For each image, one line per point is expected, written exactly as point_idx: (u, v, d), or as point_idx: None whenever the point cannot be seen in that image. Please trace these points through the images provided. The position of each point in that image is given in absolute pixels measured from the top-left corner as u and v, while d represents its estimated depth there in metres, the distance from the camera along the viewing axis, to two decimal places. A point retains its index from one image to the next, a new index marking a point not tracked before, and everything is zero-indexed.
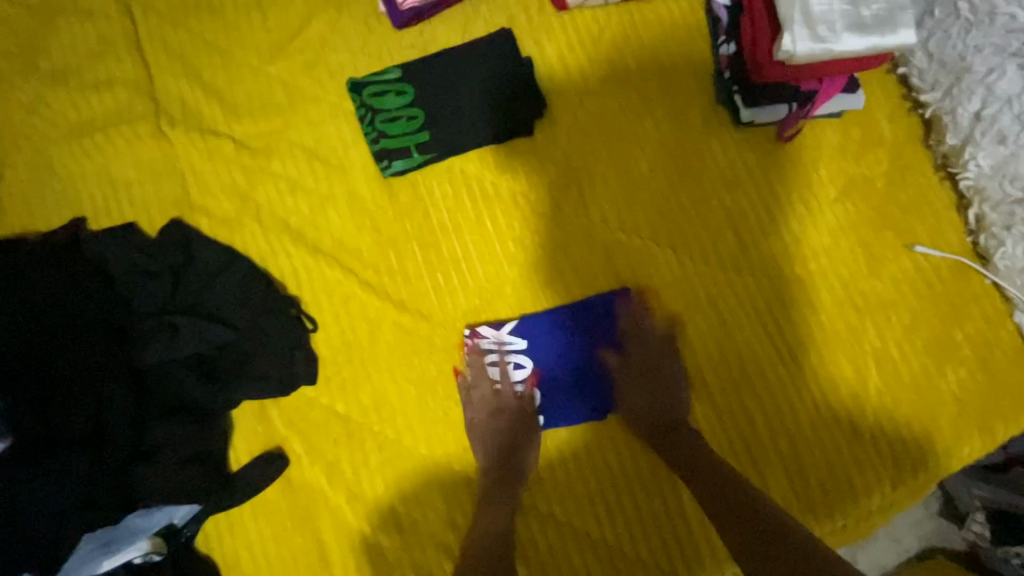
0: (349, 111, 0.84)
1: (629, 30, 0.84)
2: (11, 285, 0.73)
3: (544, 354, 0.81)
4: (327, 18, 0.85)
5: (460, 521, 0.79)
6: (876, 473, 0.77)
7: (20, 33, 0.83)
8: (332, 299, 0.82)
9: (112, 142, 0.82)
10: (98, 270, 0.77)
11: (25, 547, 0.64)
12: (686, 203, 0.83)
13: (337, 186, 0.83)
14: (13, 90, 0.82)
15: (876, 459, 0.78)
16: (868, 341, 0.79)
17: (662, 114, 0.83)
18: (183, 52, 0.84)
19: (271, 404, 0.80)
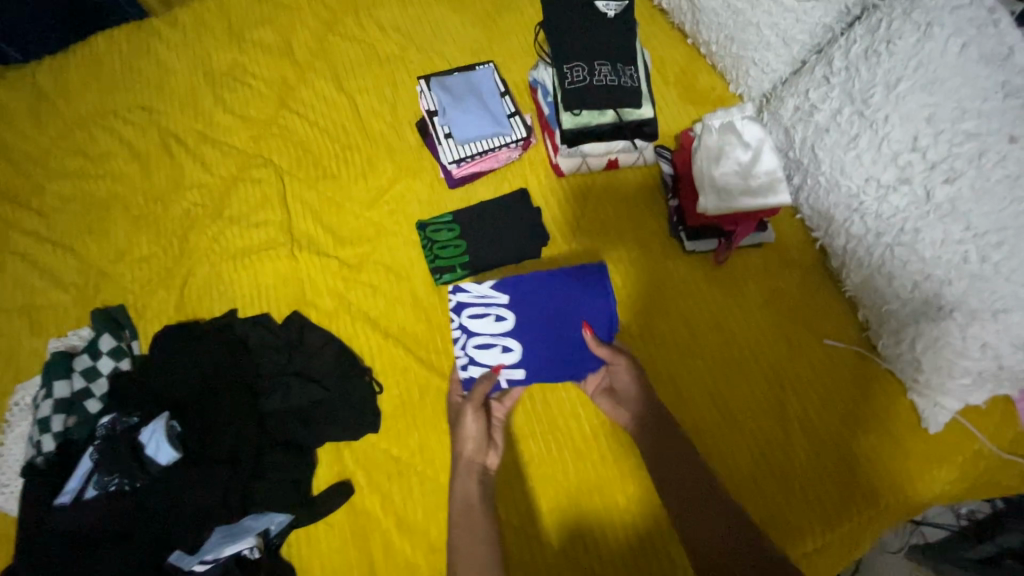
0: (416, 240, 1.24)
1: (608, 186, 1.22)
2: (191, 353, 1.11)
3: (520, 312, 0.99)
4: (406, 182, 1.29)
5: None
6: (808, 518, 0.97)
7: (214, 193, 1.30)
8: (395, 369, 1.15)
9: (260, 260, 1.23)
10: (237, 345, 1.13)
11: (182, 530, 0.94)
12: (650, 304, 1.14)
13: (405, 291, 1.20)
14: (204, 227, 1.27)
15: (808, 507, 0.98)
16: (794, 410, 1.04)
17: (632, 243, 1.18)
18: (312, 203, 1.28)
19: (344, 446, 1.09)
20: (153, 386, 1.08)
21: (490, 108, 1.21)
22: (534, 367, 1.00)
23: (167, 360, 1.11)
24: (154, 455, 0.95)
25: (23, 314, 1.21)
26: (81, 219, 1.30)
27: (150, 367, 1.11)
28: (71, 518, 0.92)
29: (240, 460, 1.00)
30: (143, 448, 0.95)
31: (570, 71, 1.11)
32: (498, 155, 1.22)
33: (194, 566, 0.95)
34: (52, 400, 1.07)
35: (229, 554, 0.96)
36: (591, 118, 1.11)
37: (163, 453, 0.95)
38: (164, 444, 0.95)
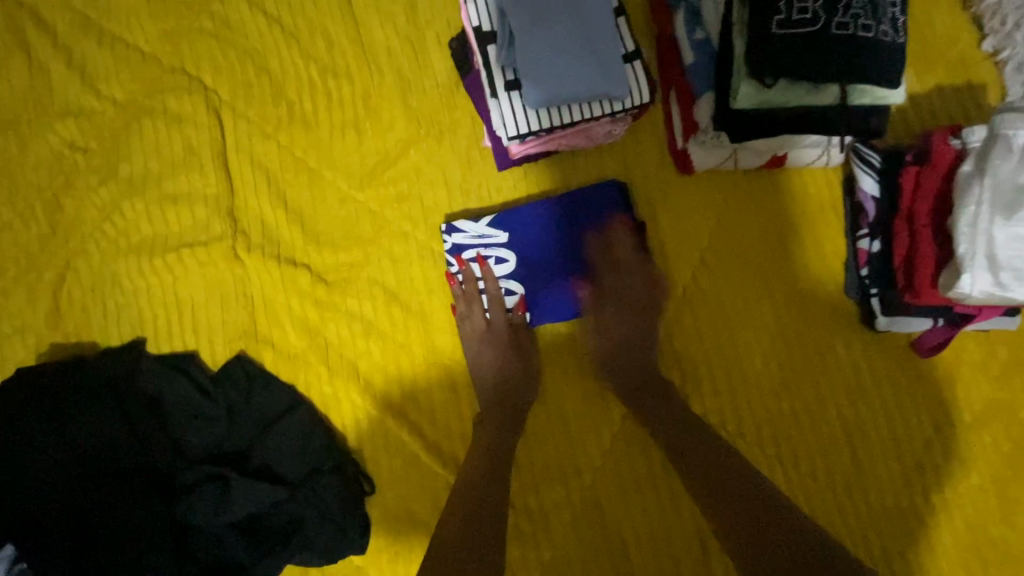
0: (437, 251, 0.77)
1: (759, 200, 0.75)
2: (59, 424, 0.68)
3: (530, 244, 0.75)
4: (425, 148, 0.78)
5: None
6: None
7: (105, 132, 0.78)
8: (395, 458, 0.76)
9: (183, 261, 0.76)
10: (126, 418, 0.70)
11: None
12: (799, 403, 0.73)
13: (415, 333, 0.77)
14: (87, 190, 0.78)
15: None
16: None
17: (782, 301, 0.74)
18: (269, 168, 0.78)
19: (315, 569, 0.74)
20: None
21: (591, 39, 0.66)
22: (547, 313, 0.75)
23: None
24: None
25: None
26: None
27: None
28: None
29: None
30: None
31: None
32: (591, 127, 0.71)
33: None
34: None
35: None
36: (790, 98, 0.59)
37: None
38: None
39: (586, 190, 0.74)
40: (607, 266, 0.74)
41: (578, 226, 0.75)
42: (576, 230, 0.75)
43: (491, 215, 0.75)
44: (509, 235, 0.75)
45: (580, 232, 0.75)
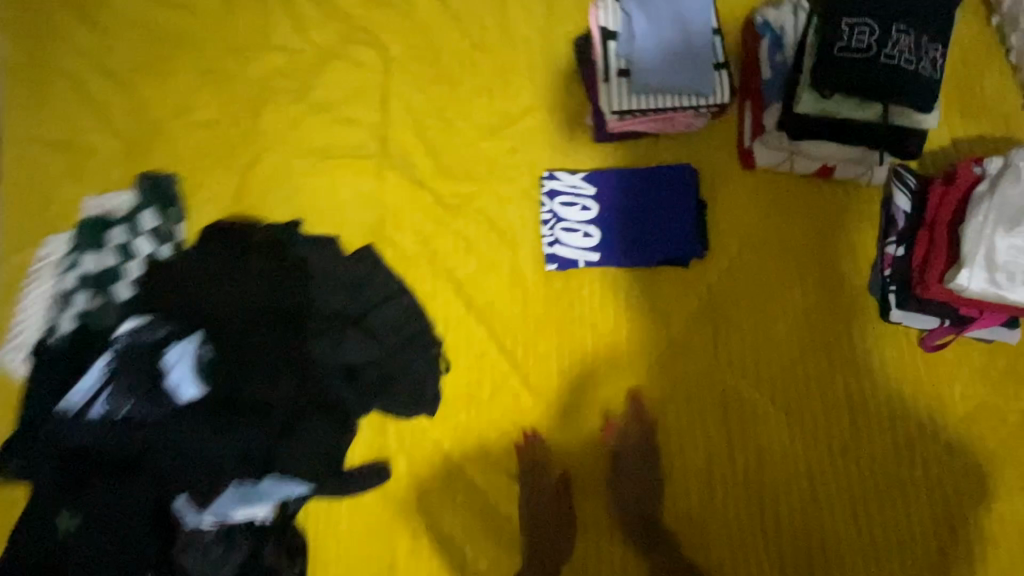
0: (533, 196, 0.96)
1: (806, 202, 0.90)
2: (241, 263, 0.91)
3: (613, 201, 0.91)
4: (540, 116, 0.98)
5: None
6: None
7: (303, 65, 1.03)
8: (470, 349, 0.94)
9: (342, 169, 0.99)
10: (283, 268, 0.92)
11: (193, 472, 0.80)
12: (812, 372, 0.86)
13: (505, 256, 0.95)
14: (282, 105, 1.02)
15: None
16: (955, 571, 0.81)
17: (812, 285, 0.88)
18: (418, 111, 1.00)
19: (392, 422, 0.92)
20: (175, 301, 0.89)
21: (691, 48, 0.85)
22: (615, 257, 0.91)
23: (197, 267, 0.91)
24: (176, 387, 0.81)
25: (64, 154, 1.03)
26: (145, 55, 1.06)
27: (181, 271, 0.91)
28: (69, 430, 0.79)
29: (273, 414, 0.83)
30: (166, 372, 0.82)
31: (853, 28, 0.75)
32: (676, 116, 0.88)
33: (201, 522, 0.81)
34: (77, 271, 0.92)
35: (239, 519, 0.82)
36: (841, 109, 0.79)
37: (187, 389, 0.81)
38: (191, 377, 0.82)
39: (663, 169, 0.91)
40: (666, 230, 0.90)
41: (654, 194, 0.91)
42: (649, 199, 0.91)
43: (584, 172, 0.93)
44: (597, 194, 0.92)
45: (653, 201, 0.91)
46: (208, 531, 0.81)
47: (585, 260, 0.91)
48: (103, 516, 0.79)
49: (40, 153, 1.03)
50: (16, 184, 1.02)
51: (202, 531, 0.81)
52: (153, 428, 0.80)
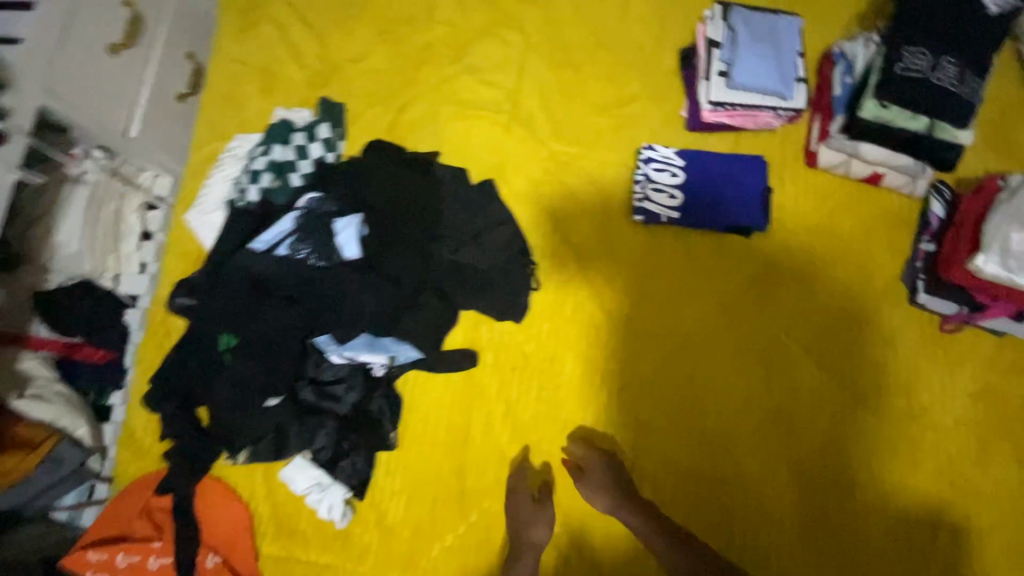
0: (629, 165, 1.18)
1: (857, 201, 1.09)
2: (397, 169, 1.13)
3: (697, 173, 1.11)
4: (644, 104, 1.21)
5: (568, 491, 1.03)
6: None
7: (459, 38, 1.29)
8: (559, 275, 1.13)
9: (477, 120, 1.23)
10: (426, 181, 1.13)
11: (340, 318, 0.99)
12: (846, 336, 1.03)
13: (599, 207, 1.16)
14: (437, 65, 1.28)
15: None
16: (932, 537, 0.94)
17: (853, 267, 1.06)
18: (545, 85, 1.24)
19: (485, 321, 1.10)
20: (342, 186, 1.10)
21: (782, 62, 1.08)
22: (692, 217, 1.10)
23: (361, 166, 1.12)
24: (342, 246, 1.03)
25: (261, 78, 1.31)
26: (335, 13, 1.35)
27: (347, 166, 1.12)
28: (259, 261, 1.02)
29: (405, 287, 1.03)
30: (335, 235, 1.04)
31: (909, 57, 0.98)
32: (758, 115, 1.11)
33: (335, 355, 1.03)
34: (267, 158, 1.15)
35: (363, 360, 1.03)
36: (897, 118, 1.01)
37: (350, 248, 1.03)
38: (354, 241, 1.04)
39: (742, 157, 1.11)
40: (737, 204, 1.09)
41: (732, 173, 1.11)
42: (727, 177, 1.11)
43: (676, 148, 1.14)
44: (685, 167, 1.12)
45: (730, 179, 1.11)
46: (338, 363, 1.03)
47: (667, 216, 1.10)
48: (264, 343, 1.01)
49: (242, 73, 1.31)
50: (223, 94, 1.30)
51: (334, 363, 1.04)
52: (317, 276, 1.01)
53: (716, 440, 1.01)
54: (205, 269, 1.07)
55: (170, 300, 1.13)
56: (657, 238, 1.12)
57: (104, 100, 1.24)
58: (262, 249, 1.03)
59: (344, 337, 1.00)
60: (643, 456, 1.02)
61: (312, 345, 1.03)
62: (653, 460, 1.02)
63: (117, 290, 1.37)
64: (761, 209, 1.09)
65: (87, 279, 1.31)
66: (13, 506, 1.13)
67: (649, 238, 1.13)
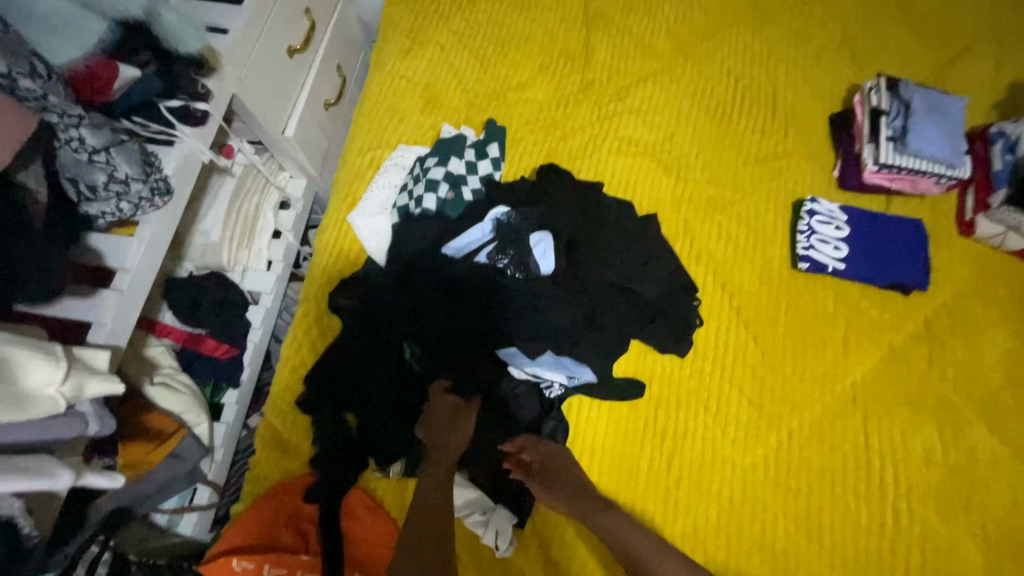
0: (787, 214, 1.21)
1: (1013, 271, 1.13)
2: (576, 192, 1.17)
3: (859, 230, 1.16)
4: (799, 158, 1.26)
5: (723, 534, 0.97)
6: None
7: (617, 82, 1.36)
8: (721, 312, 1.13)
9: (636, 156, 1.27)
10: (599, 207, 1.16)
11: (532, 330, 1.02)
12: (1011, 401, 1.04)
13: (758, 251, 1.18)
14: (596, 103, 1.34)
15: None
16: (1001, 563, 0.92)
17: (1013, 333, 1.09)
18: (701, 132, 1.30)
19: (650, 352, 1.09)
20: (528, 205, 1.15)
21: (950, 133, 1.15)
22: (855, 270, 1.14)
23: (542, 188, 1.17)
24: (537, 259, 1.07)
25: (423, 94, 1.34)
26: (495, 44, 1.41)
27: (529, 187, 1.19)
28: (455, 265, 1.08)
29: (593, 304, 1.07)
30: (531, 248, 1.07)
31: None
32: (916, 181, 1.18)
33: (517, 370, 1.04)
34: (444, 168, 1.17)
35: (542, 378, 1.03)
36: None
37: (545, 262, 1.07)
38: (549, 255, 1.07)
39: (900, 220, 1.17)
40: (900, 262, 1.13)
41: (891, 233, 1.16)
42: (888, 236, 1.16)
43: (837, 204, 1.20)
44: (849, 224, 1.17)
45: (891, 238, 1.15)
46: (519, 378, 1.05)
47: (834, 268, 1.14)
48: (455, 346, 1.04)
49: (405, 89, 1.35)
50: (385, 106, 1.33)
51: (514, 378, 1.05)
52: (511, 285, 1.06)
53: (891, 494, 0.98)
54: (388, 266, 1.10)
55: (329, 299, 1.11)
56: (818, 287, 1.14)
57: (275, 96, 1.26)
58: (457, 255, 1.09)
59: (534, 351, 1.01)
60: (806, 500, 0.98)
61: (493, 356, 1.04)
62: (829, 511, 0.97)
63: (243, 285, 1.33)
64: (924, 268, 1.13)
65: (218, 271, 1.28)
66: (127, 504, 1.02)
67: (809, 286, 1.15)
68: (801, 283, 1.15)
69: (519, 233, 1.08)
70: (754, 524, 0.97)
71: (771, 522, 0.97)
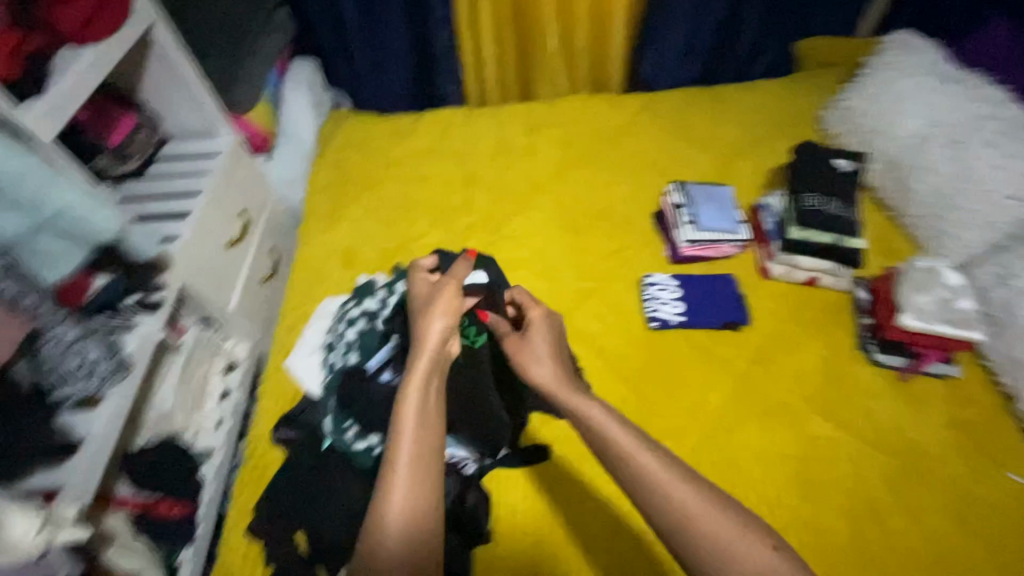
0: (636, 290, 1.55)
1: (807, 297, 1.48)
2: None
3: (690, 289, 1.50)
4: (636, 248, 1.64)
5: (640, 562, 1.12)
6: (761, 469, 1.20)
7: (490, 218, 1.75)
8: (603, 375, 1.38)
9: (514, 270, 1.62)
10: None
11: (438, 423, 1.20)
12: (834, 393, 1.30)
13: (621, 322, 1.48)
14: (477, 237, 1.71)
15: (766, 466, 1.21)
16: (854, 525, 1.12)
17: (820, 342, 1.40)
18: (561, 243, 1.68)
19: (551, 420, 1.31)
20: None
21: (726, 211, 1.57)
22: (694, 320, 1.44)
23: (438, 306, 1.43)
24: None
25: (341, 255, 1.68)
26: (393, 209, 1.81)
27: None
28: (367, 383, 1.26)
29: None
30: None
31: (805, 198, 1.47)
32: (720, 246, 1.55)
33: None
34: (361, 307, 1.45)
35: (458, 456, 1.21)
36: (816, 236, 1.43)
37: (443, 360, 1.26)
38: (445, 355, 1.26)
39: (717, 277, 1.52)
40: (725, 308, 1.46)
41: (714, 287, 1.50)
42: (711, 290, 1.49)
43: (669, 275, 1.55)
44: (681, 287, 1.50)
45: (714, 291, 1.49)
46: None
47: (676, 321, 1.45)
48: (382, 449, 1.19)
49: (327, 253, 1.69)
50: (311, 271, 1.65)
51: None
52: None
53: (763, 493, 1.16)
54: (323, 398, 1.30)
55: (274, 432, 1.30)
56: (671, 339, 1.44)
57: (217, 281, 1.56)
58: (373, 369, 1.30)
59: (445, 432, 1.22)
60: None
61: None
62: None
63: (194, 447, 1.47)
64: (742, 308, 1.46)
65: (172, 436, 1.43)
66: None
67: (664, 339, 1.44)
68: (658, 339, 1.44)
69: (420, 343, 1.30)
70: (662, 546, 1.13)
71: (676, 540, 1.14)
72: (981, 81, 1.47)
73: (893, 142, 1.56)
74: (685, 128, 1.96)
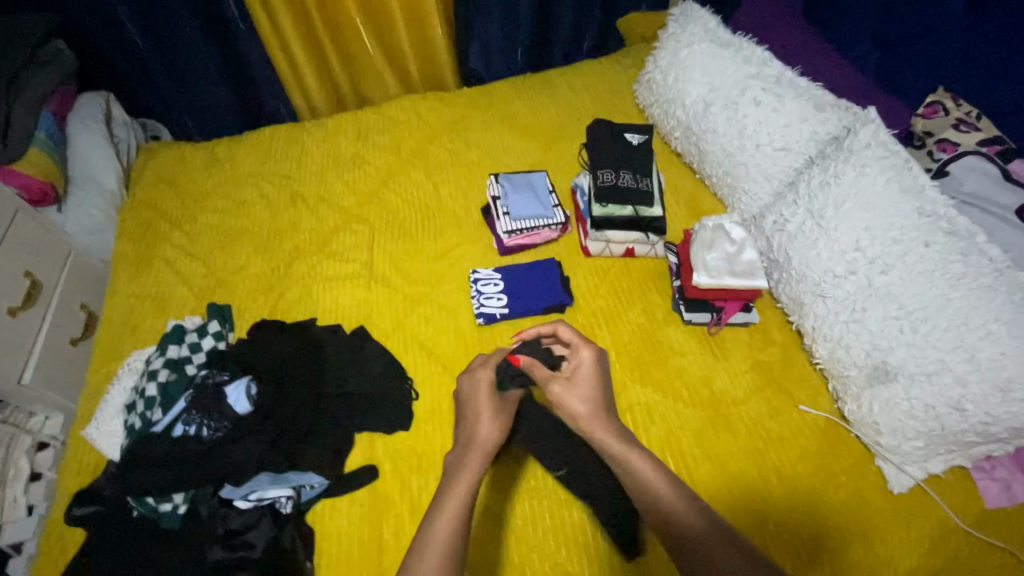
0: (466, 288, 1.54)
1: (626, 269, 1.53)
2: (278, 333, 1.40)
3: (513, 279, 1.50)
4: (467, 245, 1.63)
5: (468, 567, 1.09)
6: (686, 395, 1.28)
7: (317, 237, 1.69)
8: (431, 381, 1.34)
9: (343, 287, 1.56)
10: (304, 339, 1.38)
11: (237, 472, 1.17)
12: (650, 359, 1.35)
13: (450, 322, 1.46)
14: (305, 261, 1.63)
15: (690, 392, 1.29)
16: None
17: (639, 310, 1.44)
18: (390, 251, 1.64)
19: (378, 438, 1.25)
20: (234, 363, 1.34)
21: (541, 197, 1.60)
22: (519, 309, 1.44)
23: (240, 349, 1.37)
24: (235, 403, 1.26)
25: (151, 302, 1.56)
26: (212, 241, 1.69)
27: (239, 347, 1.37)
28: (154, 446, 1.21)
29: (318, 419, 1.26)
30: (226, 398, 1.26)
31: (601, 175, 1.52)
32: (541, 232, 1.57)
33: (240, 500, 1.15)
34: (162, 358, 1.35)
35: (270, 497, 1.15)
36: (616, 210, 1.49)
37: (241, 403, 1.25)
38: (243, 397, 1.26)
39: (540, 262, 1.52)
40: (548, 290, 1.46)
41: (536, 273, 1.50)
42: (534, 276, 1.50)
43: (495, 268, 1.55)
44: (505, 278, 1.51)
45: (538, 277, 1.50)
46: (245, 507, 1.14)
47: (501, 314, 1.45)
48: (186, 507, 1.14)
49: (136, 303, 1.56)
50: (117, 325, 1.51)
51: (240, 509, 1.14)
52: (222, 435, 1.22)
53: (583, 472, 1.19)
54: (122, 465, 1.19)
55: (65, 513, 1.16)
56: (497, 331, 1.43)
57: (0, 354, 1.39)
58: (163, 425, 1.24)
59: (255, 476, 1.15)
60: (524, 504, 1.17)
61: (220, 498, 1.16)
62: (545, 505, 1.17)
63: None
64: (565, 289, 1.47)
65: None
66: None
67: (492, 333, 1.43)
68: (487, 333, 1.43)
69: (223, 385, 1.28)
70: (490, 545, 1.12)
71: (503, 536, 1.13)
72: (747, 43, 1.57)
73: (686, 108, 1.65)
74: (511, 118, 1.97)
